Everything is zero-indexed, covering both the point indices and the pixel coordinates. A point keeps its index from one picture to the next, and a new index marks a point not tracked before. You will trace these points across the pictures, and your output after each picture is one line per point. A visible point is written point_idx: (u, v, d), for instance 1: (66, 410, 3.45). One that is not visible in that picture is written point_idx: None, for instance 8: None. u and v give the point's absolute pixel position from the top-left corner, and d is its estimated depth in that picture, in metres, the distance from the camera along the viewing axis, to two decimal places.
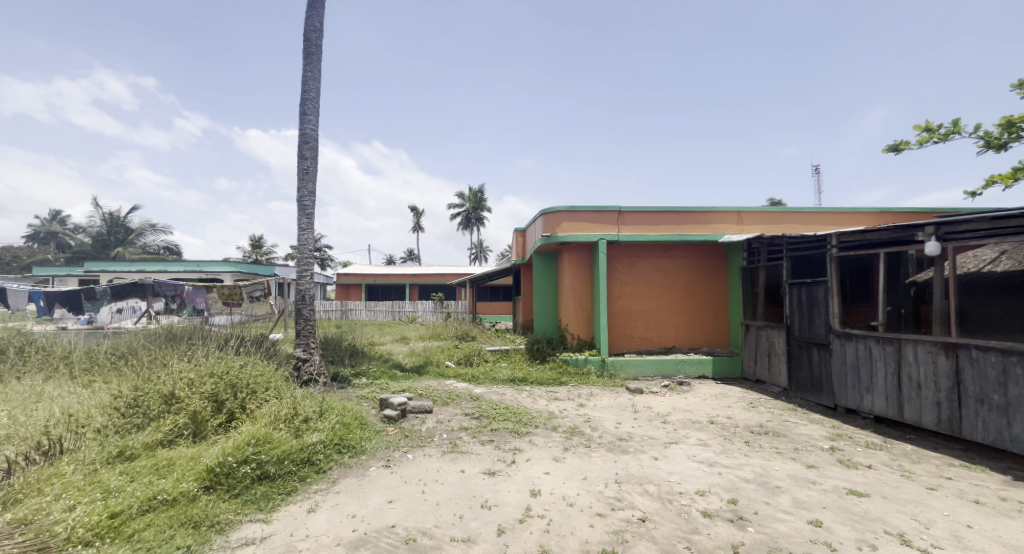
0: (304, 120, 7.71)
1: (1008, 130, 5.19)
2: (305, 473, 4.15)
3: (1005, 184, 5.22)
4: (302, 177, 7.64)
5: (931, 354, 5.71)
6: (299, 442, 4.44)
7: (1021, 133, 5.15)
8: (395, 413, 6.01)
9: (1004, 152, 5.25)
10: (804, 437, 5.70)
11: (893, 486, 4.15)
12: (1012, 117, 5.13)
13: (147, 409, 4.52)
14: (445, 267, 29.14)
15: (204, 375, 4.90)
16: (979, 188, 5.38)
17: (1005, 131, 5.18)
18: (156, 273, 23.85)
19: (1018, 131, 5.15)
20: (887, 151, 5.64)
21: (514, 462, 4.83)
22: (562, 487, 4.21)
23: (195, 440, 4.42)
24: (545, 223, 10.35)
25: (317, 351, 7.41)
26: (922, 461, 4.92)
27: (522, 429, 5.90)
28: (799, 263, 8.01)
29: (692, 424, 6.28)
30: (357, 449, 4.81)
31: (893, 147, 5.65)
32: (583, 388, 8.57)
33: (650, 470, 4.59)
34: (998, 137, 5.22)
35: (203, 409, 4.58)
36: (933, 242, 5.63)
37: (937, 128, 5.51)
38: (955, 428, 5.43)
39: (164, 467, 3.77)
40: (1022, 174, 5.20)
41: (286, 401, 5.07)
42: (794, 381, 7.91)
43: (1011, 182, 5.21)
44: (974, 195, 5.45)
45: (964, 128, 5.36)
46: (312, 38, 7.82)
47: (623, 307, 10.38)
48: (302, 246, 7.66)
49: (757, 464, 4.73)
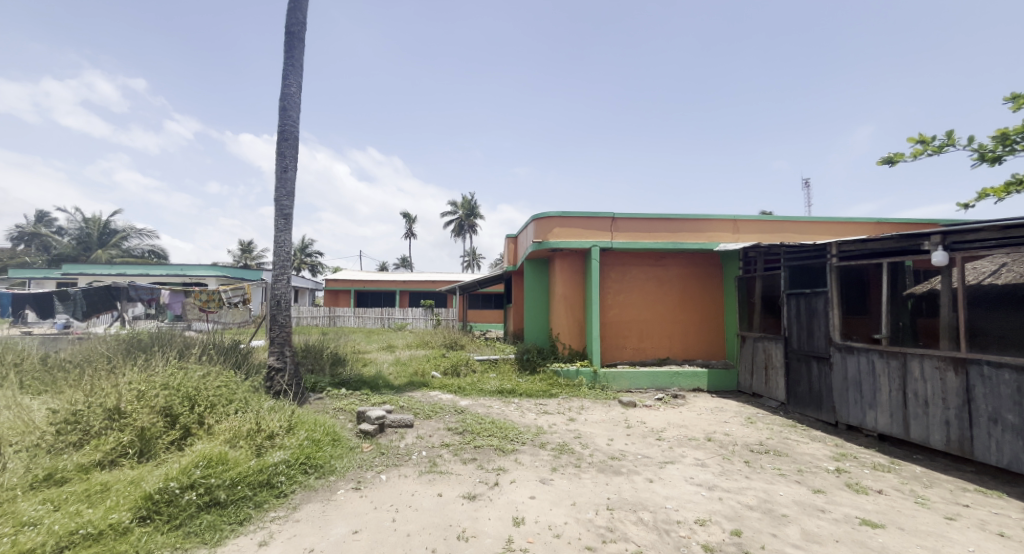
0: (284, 115, 7.31)
1: (1003, 143, 4.94)
2: (262, 498, 3.73)
3: (998, 199, 4.94)
4: (281, 177, 7.25)
5: (939, 370, 5.42)
6: (258, 463, 4.02)
7: (1017, 147, 4.89)
8: (373, 428, 5.62)
9: (999, 165, 5.00)
10: (808, 457, 5.35)
11: (909, 516, 3.79)
12: (1007, 130, 4.89)
13: (88, 425, 4.07)
14: (437, 274, 28.78)
15: (156, 387, 4.48)
16: (969, 202, 5.15)
17: (1000, 143, 4.92)
18: (136, 277, 23.22)
19: (1014, 145, 4.89)
20: (880, 163, 5.37)
21: (497, 484, 4.43)
22: (548, 514, 3.82)
23: (142, 459, 4.00)
24: (537, 229, 10.06)
25: (292, 359, 6.99)
26: (935, 485, 4.59)
27: (508, 445, 5.51)
28: (797, 273, 7.74)
29: (688, 442, 5.92)
30: (325, 469, 4.42)
31: (887, 159, 5.37)
32: (574, 400, 8.21)
33: (645, 494, 4.22)
34: (992, 149, 4.97)
35: (153, 424, 4.16)
36: (941, 252, 5.40)
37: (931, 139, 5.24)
38: (965, 449, 5.12)
39: (97, 494, 3.35)
40: (1016, 188, 4.93)
41: (250, 416, 4.68)
42: (792, 395, 7.60)
43: (1005, 196, 4.94)
44: (965, 208, 5.22)
45: (958, 141, 5.09)
46: (295, 31, 7.47)
47: (616, 316, 10.03)
48: (279, 247, 7.22)
49: (760, 488, 4.35)
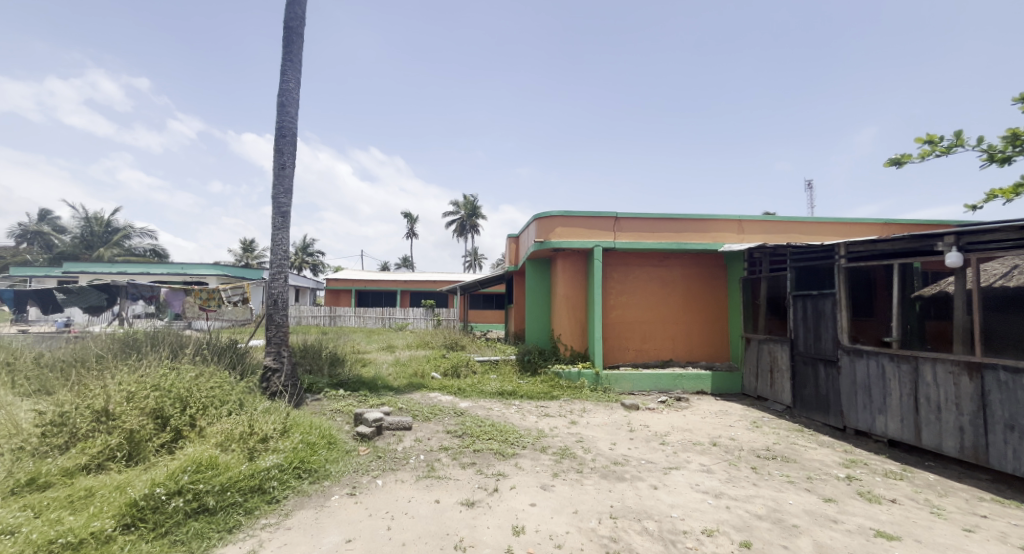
0: (282, 111, 7.20)
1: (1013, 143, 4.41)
2: (253, 505, 3.60)
3: (1009, 203, 4.44)
4: (278, 174, 7.13)
5: (952, 375, 5.26)
6: (249, 467, 3.89)
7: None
8: (370, 431, 5.49)
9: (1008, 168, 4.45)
10: (817, 464, 5.20)
11: (926, 527, 3.64)
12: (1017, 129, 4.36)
13: (74, 428, 3.95)
14: (438, 275, 28.66)
15: (147, 388, 4.35)
16: (980, 204, 4.53)
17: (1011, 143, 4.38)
18: (136, 275, 23.16)
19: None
20: (887, 164, 4.65)
21: (497, 490, 4.29)
22: (550, 523, 3.68)
23: (130, 463, 3.87)
24: (539, 228, 9.93)
25: (288, 360, 6.86)
26: (950, 494, 4.43)
27: (508, 449, 5.37)
28: (804, 274, 7.58)
29: (693, 447, 5.77)
30: (319, 474, 4.29)
31: (893, 160, 4.69)
32: (576, 402, 8.06)
33: (650, 502, 4.07)
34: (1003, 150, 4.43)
35: (142, 427, 4.03)
36: (955, 253, 5.25)
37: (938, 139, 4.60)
38: (980, 456, 4.97)
39: (80, 501, 3.22)
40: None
41: (243, 418, 4.55)
42: (798, 399, 7.45)
43: (1014, 200, 4.46)
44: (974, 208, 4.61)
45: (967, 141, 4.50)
46: (293, 25, 7.35)
47: (619, 317, 9.88)
48: (276, 246, 7.09)
49: (768, 496, 4.21)
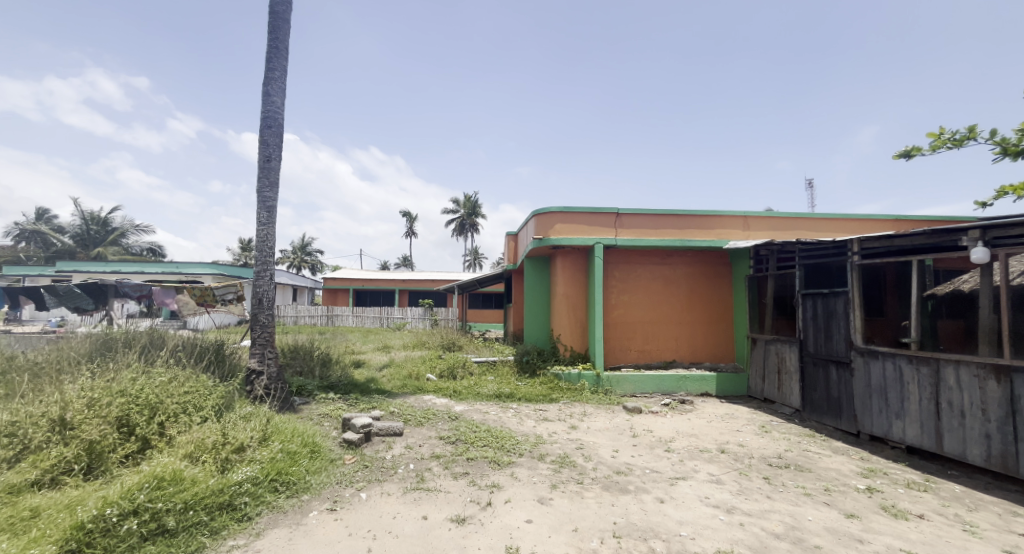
0: (267, 101, 6.86)
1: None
2: (221, 523, 3.28)
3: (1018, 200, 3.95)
4: (264, 166, 6.79)
5: (977, 379, 4.93)
6: (218, 481, 3.57)
7: None
8: (357, 438, 5.15)
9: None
10: (833, 474, 4.87)
11: (960, 548, 3.31)
12: None
13: (27, 439, 3.62)
14: (437, 274, 28.31)
15: (111, 395, 4.02)
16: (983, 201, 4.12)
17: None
18: (131, 274, 22.84)
19: None
20: (894, 156, 4.39)
21: (490, 504, 3.96)
22: (547, 543, 3.35)
23: (88, 477, 3.56)
24: (537, 225, 9.62)
25: (274, 362, 6.52)
26: (980, 508, 4.10)
27: (504, 458, 5.04)
28: (813, 272, 7.24)
29: (701, 454, 5.44)
30: (298, 487, 3.95)
31: (900, 152, 4.40)
32: (576, 405, 7.73)
33: (656, 518, 3.74)
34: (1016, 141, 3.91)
35: (104, 437, 3.70)
36: (981, 247, 4.89)
37: (945, 132, 4.24)
38: (1009, 466, 4.65)
39: (22, 523, 2.89)
40: None
41: (217, 425, 4.22)
42: (808, 403, 7.11)
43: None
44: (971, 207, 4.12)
45: (978, 133, 4.04)
46: (279, 10, 7.00)
47: (620, 317, 9.55)
48: (262, 242, 6.76)
49: (785, 511, 3.87)
